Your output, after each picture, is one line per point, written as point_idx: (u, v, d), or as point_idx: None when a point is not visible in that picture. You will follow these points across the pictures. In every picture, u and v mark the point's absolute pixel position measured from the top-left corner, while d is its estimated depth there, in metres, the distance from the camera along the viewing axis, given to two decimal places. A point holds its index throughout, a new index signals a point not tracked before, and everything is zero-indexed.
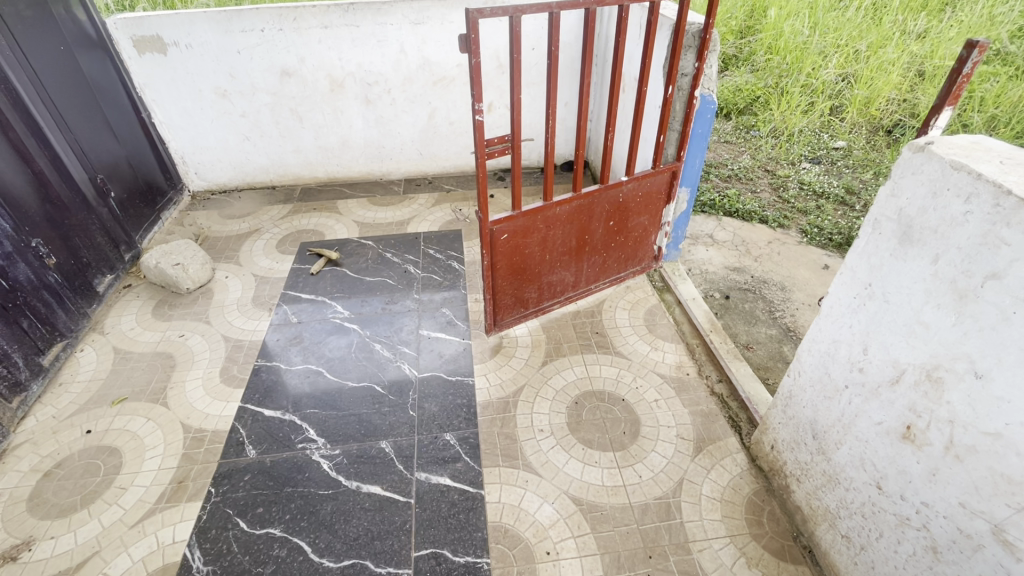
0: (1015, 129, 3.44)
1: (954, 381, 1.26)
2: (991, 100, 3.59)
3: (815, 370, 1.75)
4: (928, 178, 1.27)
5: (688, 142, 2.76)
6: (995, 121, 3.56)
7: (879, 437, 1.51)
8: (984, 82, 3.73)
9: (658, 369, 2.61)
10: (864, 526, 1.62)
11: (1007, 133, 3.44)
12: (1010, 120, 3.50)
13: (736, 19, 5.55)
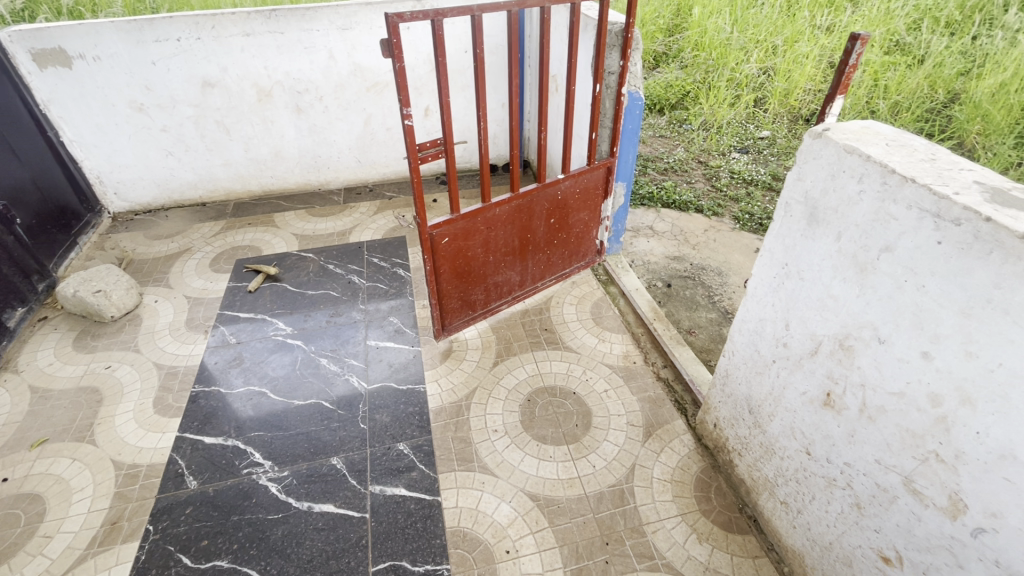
0: (915, 113, 3.74)
1: (862, 348, 1.37)
2: (892, 88, 3.88)
3: (746, 348, 1.85)
4: (826, 162, 1.37)
5: (620, 138, 2.84)
6: (897, 107, 3.86)
7: (805, 406, 1.61)
8: (885, 71, 4.03)
9: (606, 360, 2.68)
10: (799, 491, 1.72)
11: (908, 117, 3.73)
12: (910, 105, 3.81)
13: (663, 18, 5.78)
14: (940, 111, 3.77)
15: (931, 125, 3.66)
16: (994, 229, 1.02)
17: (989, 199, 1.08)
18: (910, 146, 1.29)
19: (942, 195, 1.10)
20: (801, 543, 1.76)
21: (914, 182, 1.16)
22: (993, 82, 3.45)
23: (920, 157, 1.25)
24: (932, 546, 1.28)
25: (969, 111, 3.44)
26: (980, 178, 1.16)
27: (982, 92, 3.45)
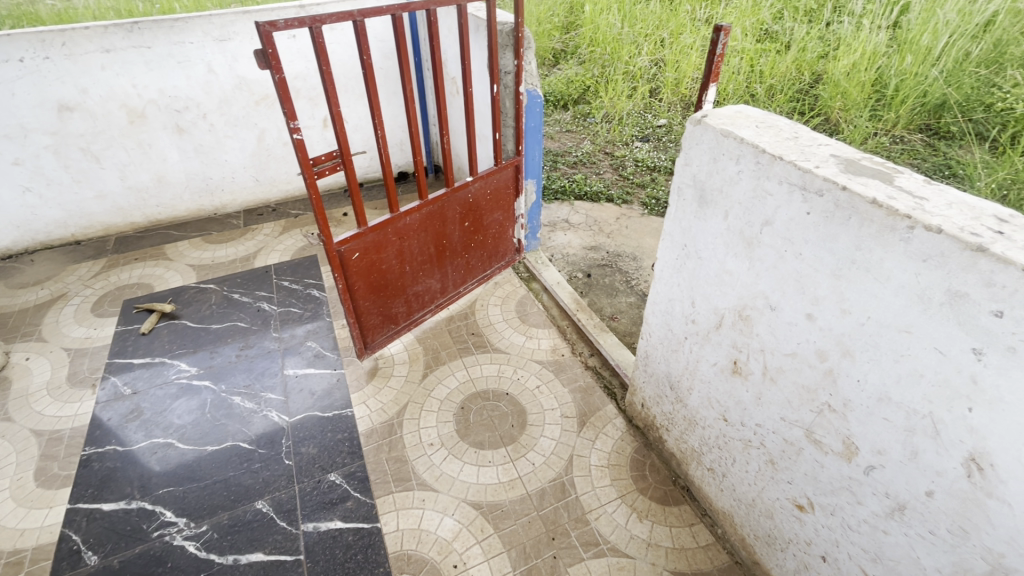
0: (787, 95, 4.11)
1: (758, 316, 1.47)
2: (766, 73, 4.25)
3: (661, 328, 1.93)
4: (708, 147, 1.46)
5: (524, 136, 2.87)
6: (772, 90, 4.22)
7: (718, 376, 1.71)
8: (760, 57, 4.40)
9: (536, 356, 2.70)
10: (722, 456, 1.82)
11: (782, 99, 4.07)
12: (783, 87, 4.18)
13: (558, 16, 6.20)
14: (808, 91, 4.15)
15: (801, 104, 4.01)
16: (850, 196, 1.12)
17: (844, 169, 1.19)
18: (777, 127, 1.40)
19: (806, 169, 1.21)
20: (729, 504, 1.87)
21: (782, 159, 1.26)
22: (848, 62, 3.78)
23: (785, 136, 1.36)
24: (835, 488, 1.39)
25: (831, 90, 3.76)
26: (836, 151, 1.28)
27: (839, 72, 3.77)
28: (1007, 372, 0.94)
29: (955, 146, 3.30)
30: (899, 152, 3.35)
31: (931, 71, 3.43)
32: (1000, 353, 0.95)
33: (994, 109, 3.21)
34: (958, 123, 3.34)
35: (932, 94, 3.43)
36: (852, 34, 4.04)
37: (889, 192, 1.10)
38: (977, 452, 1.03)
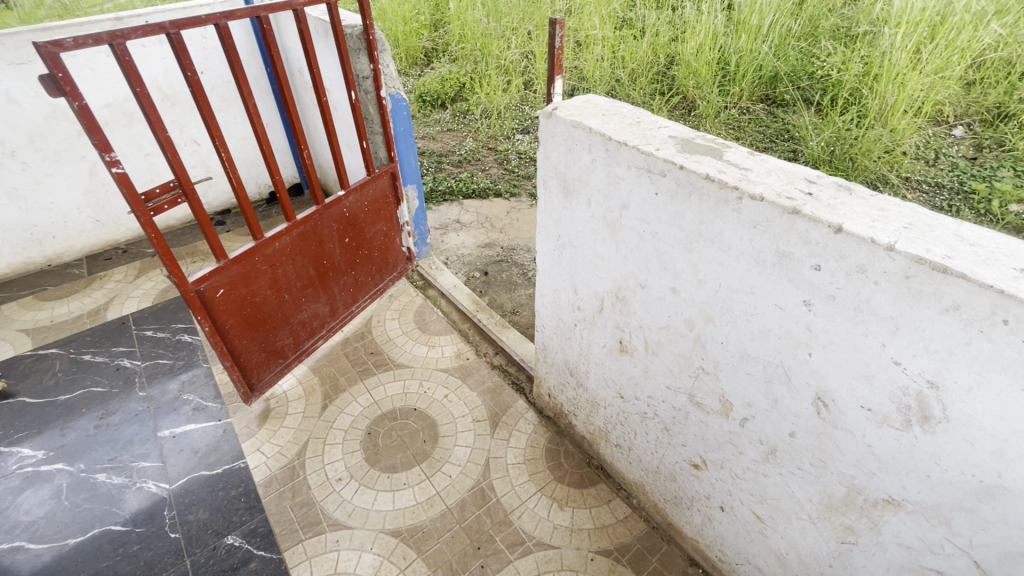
0: (648, 78, 4.36)
1: (633, 295, 1.53)
2: (627, 59, 4.48)
3: (553, 318, 1.97)
4: (563, 139, 1.49)
5: (394, 142, 2.77)
6: (635, 74, 4.45)
7: (608, 356, 1.77)
8: (619, 44, 4.63)
9: (440, 365, 2.64)
10: (625, 431, 1.90)
11: (643, 83, 4.32)
12: (643, 71, 4.42)
13: (424, 15, 6.28)
14: (665, 73, 4.43)
15: (661, 85, 4.27)
16: (687, 175, 1.19)
17: (680, 149, 1.27)
18: (621, 113, 1.46)
19: (648, 153, 1.26)
20: (639, 475, 1.95)
21: (626, 145, 1.31)
22: (695, 43, 4.03)
23: (629, 122, 1.41)
24: (720, 443, 1.50)
25: (683, 70, 4.02)
26: (673, 132, 1.36)
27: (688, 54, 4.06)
28: (832, 317, 1.05)
29: (790, 112, 3.67)
30: (746, 122, 3.69)
31: (762, 47, 3.76)
32: (824, 302, 1.05)
33: (815, 76, 3.63)
34: (791, 92, 3.73)
35: (766, 67, 3.77)
36: (695, 17, 4.35)
37: (720, 166, 1.19)
38: (821, 391, 1.15)
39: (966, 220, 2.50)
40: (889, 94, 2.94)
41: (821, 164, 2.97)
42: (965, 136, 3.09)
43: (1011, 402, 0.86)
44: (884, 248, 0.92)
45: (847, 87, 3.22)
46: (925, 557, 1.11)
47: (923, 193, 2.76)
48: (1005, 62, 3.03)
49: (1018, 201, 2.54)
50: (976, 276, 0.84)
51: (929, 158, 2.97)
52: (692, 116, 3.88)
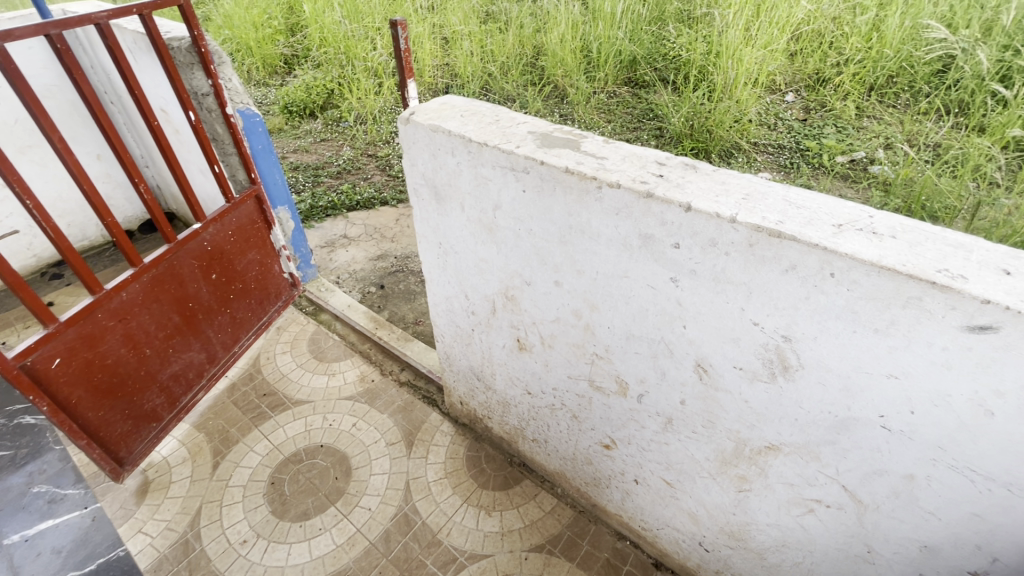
0: (518, 69, 4.40)
1: (520, 293, 1.53)
2: (497, 51, 4.48)
3: (450, 325, 1.92)
4: (425, 145, 1.44)
5: (252, 162, 2.52)
6: (506, 67, 4.47)
7: (509, 355, 1.77)
8: (486, 38, 4.62)
9: (344, 393, 2.48)
10: (539, 426, 1.91)
11: (515, 75, 4.35)
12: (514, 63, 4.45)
13: (276, 20, 5.85)
14: (534, 62, 4.48)
15: (533, 75, 4.32)
16: (548, 170, 1.19)
17: (540, 145, 1.26)
18: (479, 113, 1.43)
19: (509, 151, 1.25)
20: (559, 464, 1.97)
21: (487, 146, 1.28)
22: (558, 32, 4.19)
23: (488, 120, 1.39)
24: (624, 422, 1.55)
25: (551, 60, 4.14)
26: (532, 127, 1.35)
27: (553, 44, 4.18)
28: (697, 290, 1.11)
29: (652, 92, 3.87)
30: (615, 105, 3.82)
31: (618, 33, 3.96)
32: (688, 277, 1.10)
33: (668, 57, 3.87)
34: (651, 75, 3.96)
35: (624, 52, 3.96)
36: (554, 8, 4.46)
37: (578, 158, 1.20)
38: (700, 359, 1.21)
39: (804, 175, 2.76)
40: (730, 69, 3.20)
41: (684, 138, 3.20)
42: (795, 102, 3.35)
43: (848, 344, 0.96)
44: (728, 220, 0.98)
45: (696, 66, 3.52)
46: (806, 490, 1.22)
47: (769, 155, 3.02)
48: (821, 34, 3.38)
49: (842, 153, 2.79)
50: (804, 236, 0.91)
51: (770, 123, 3.24)
52: (564, 104, 3.97)
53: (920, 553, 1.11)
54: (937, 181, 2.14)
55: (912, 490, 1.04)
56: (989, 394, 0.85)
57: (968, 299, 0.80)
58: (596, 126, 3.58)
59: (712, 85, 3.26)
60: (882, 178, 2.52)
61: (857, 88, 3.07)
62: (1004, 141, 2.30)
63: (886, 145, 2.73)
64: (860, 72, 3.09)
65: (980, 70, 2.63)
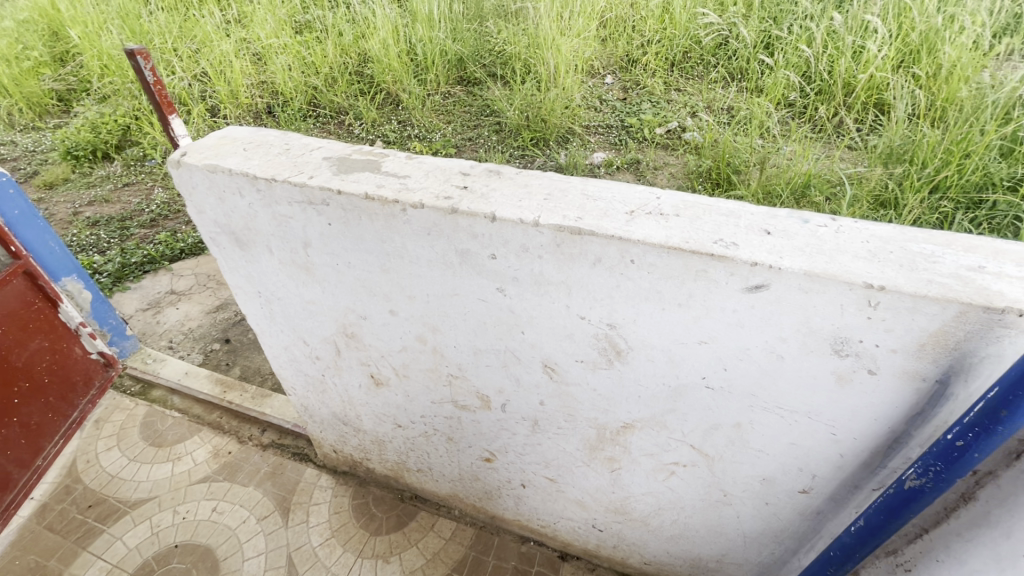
0: (346, 80, 3.69)
1: (359, 328, 1.41)
2: (319, 62, 3.73)
3: (298, 375, 1.74)
4: (207, 189, 1.25)
5: (8, 232, 2.02)
6: (332, 79, 3.73)
7: (367, 393, 1.64)
8: (304, 49, 3.84)
9: (196, 476, 2.14)
10: (419, 455, 1.81)
11: (343, 84, 3.65)
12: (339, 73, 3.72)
13: (37, 51, 4.82)
14: (363, 70, 3.76)
15: (362, 84, 3.67)
16: (348, 198, 1.10)
17: (336, 171, 1.15)
18: (266, 143, 1.28)
19: (301, 185, 1.12)
20: (449, 487, 1.90)
21: (276, 181, 1.14)
22: (378, 37, 3.60)
23: (276, 151, 1.24)
24: (496, 433, 1.52)
25: (377, 67, 3.55)
26: (328, 152, 1.24)
27: (377, 47, 3.57)
28: (523, 296, 1.09)
29: (483, 88, 3.46)
30: (452, 105, 3.37)
31: (437, 34, 3.54)
32: (512, 284, 1.08)
33: (494, 52, 3.52)
34: (484, 72, 3.56)
35: (449, 51, 3.51)
36: (372, 9, 3.81)
37: (378, 181, 1.12)
38: (545, 359, 1.21)
39: (631, 149, 2.68)
40: (548, 58, 3.03)
41: (522, 130, 2.94)
42: (613, 83, 3.20)
43: (661, 320, 1.00)
44: (532, 225, 0.97)
45: (519, 60, 3.28)
46: (664, 456, 1.29)
47: (599, 135, 2.88)
48: (623, 19, 3.36)
49: (660, 126, 2.74)
50: (601, 230, 0.93)
51: (595, 105, 3.04)
52: (400, 110, 3.43)
53: (762, 485, 1.23)
54: (735, 140, 2.31)
55: (741, 436, 1.14)
56: (776, 342, 0.94)
57: (741, 264, 0.87)
58: (435, 128, 3.19)
59: (536, 76, 3.13)
60: (693, 143, 2.54)
61: (661, 65, 3.12)
62: (781, 100, 2.49)
63: (697, 111, 2.79)
64: (661, 50, 3.14)
65: (751, 38, 2.88)
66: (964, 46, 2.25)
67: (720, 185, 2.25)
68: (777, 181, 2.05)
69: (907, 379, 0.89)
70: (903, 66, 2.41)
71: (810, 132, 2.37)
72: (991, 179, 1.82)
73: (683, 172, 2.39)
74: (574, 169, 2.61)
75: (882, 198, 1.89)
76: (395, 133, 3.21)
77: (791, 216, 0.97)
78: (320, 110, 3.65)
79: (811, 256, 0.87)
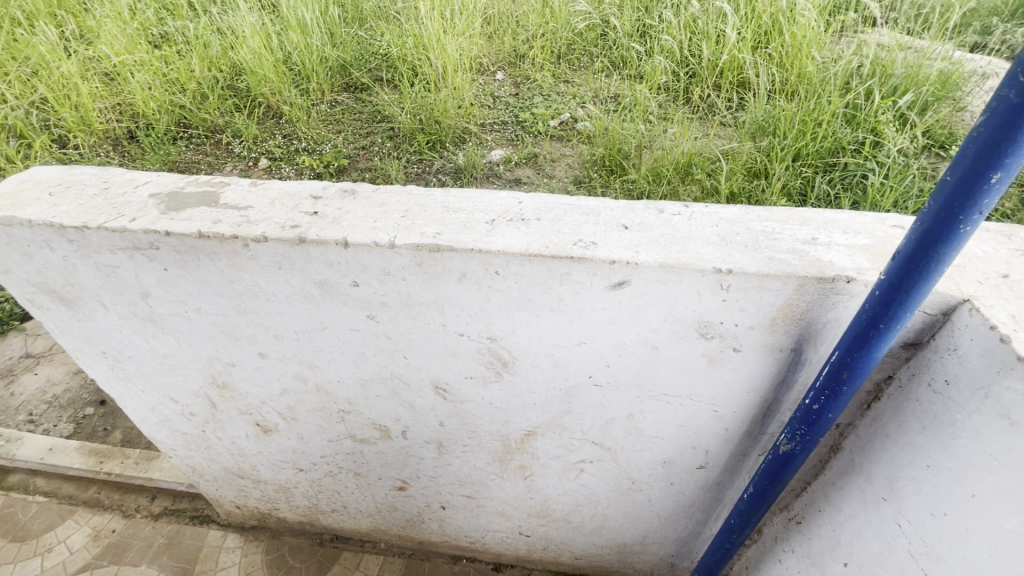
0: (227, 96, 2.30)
1: (231, 377, 1.27)
2: (184, 77, 2.30)
3: (175, 436, 1.55)
4: (7, 246, 1.06)
5: None
6: (205, 96, 2.31)
7: (258, 442, 1.50)
8: (162, 53, 2.40)
9: (74, 566, 1.87)
10: (330, 496, 1.69)
11: (215, 100, 2.25)
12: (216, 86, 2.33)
13: None
14: (238, 82, 2.34)
15: (242, 98, 2.30)
16: (179, 239, 0.97)
17: (165, 210, 1.01)
18: (79, 184, 1.10)
19: (120, 230, 0.98)
20: (370, 521, 1.79)
21: (88, 228, 0.98)
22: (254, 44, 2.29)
23: (90, 193, 1.07)
24: (403, 460, 1.44)
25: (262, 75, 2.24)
26: (155, 188, 1.09)
27: (250, 51, 2.28)
28: (397, 320, 1.03)
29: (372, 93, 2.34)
30: (341, 113, 2.24)
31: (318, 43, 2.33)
32: (382, 310, 1.01)
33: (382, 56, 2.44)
34: (374, 78, 2.40)
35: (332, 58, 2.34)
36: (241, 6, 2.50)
37: (215, 215, 0.99)
38: (435, 381, 1.16)
39: (528, 144, 2.06)
40: (436, 59, 2.22)
41: (416, 135, 2.11)
42: (506, 79, 2.43)
43: (537, 327, 0.98)
44: (388, 247, 0.90)
45: (404, 62, 2.35)
46: (570, 456, 1.29)
47: (499, 133, 2.16)
48: (506, 15, 2.61)
49: (556, 117, 2.17)
50: (460, 243, 0.89)
51: (488, 103, 2.28)
52: (284, 125, 2.18)
53: (664, 468, 1.26)
54: (621, 126, 1.99)
55: (636, 425, 1.15)
56: (648, 334, 0.95)
57: (600, 263, 0.86)
58: (326, 142, 2.10)
59: (423, 79, 2.27)
60: (586, 132, 2.05)
61: (548, 59, 2.43)
62: (658, 85, 2.23)
63: (587, 103, 2.22)
64: (545, 43, 2.46)
65: (625, 28, 2.45)
66: (808, 24, 2.21)
67: (614, 172, 1.90)
68: (662, 161, 1.81)
69: (766, 351, 0.94)
70: (760, 47, 2.31)
71: (687, 112, 2.15)
72: (840, 143, 1.81)
73: (575, 160, 1.99)
74: (471, 171, 1.95)
75: (754, 169, 1.79)
76: (281, 155, 2.05)
77: (647, 207, 0.99)
78: (192, 134, 2.22)
79: (665, 247, 0.88)
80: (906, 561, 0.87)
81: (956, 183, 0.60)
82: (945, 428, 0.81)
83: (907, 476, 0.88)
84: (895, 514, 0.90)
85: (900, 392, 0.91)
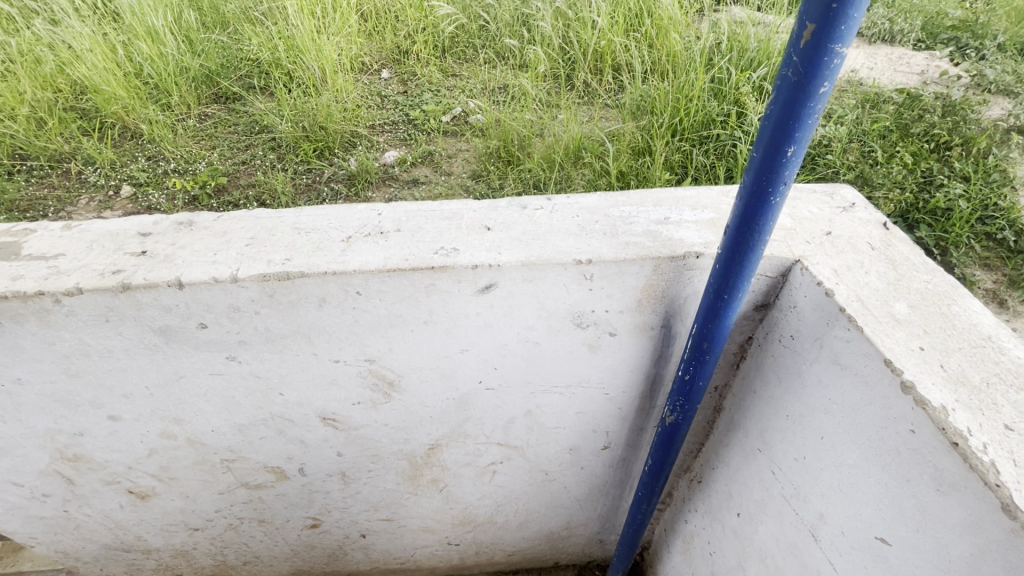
0: (69, 118, 1.86)
1: (82, 447, 1.11)
2: (11, 100, 1.80)
3: (30, 522, 1.33)
4: None
5: None
6: (43, 121, 1.85)
7: (135, 510, 1.33)
8: None
9: None
10: (237, 548, 1.55)
11: (55, 123, 1.81)
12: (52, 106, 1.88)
13: None
14: (84, 101, 1.91)
15: (87, 119, 1.88)
16: None
17: None
18: None
19: None
20: (288, 565, 1.67)
21: None
22: (96, 58, 1.90)
23: None
24: (307, 497, 1.34)
25: (109, 93, 1.86)
26: None
27: (89, 65, 1.89)
28: (261, 357, 0.94)
29: (243, 104, 2.03)
30: (213, 128, 1.92)
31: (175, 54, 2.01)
32: (242, 349, 0.92)
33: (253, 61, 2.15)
34: (247, 86, 2.10)
35: (193, 68, 2.02)
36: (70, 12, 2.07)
37: (14, 270, 0.85)
38: (322, 412, 1.08)
39: (421, 142, 1.92)
40: (311, 62, 2.02)
41: (302, 143, 1.86)
42: (393, 77, 2.26)
43: (415, 341, 0.94)
44: (230, 281, 0.82)
45: (280, 69, 2.09)
46: (479, 461, 1.27)
47: (389, 131, 1.98)
48: (382, 10, 2.44)
49: (447, 112, 2.04)
50: (312, 268, 0.83)
51: (374, 101, 2.09)
52: (145, 146, 1.82)
53: (571, 455, 1.28)
54: (510, 116, 1.94)
55: (536, 420, 1.16)
56: (527, 331, 0.94)
57: (463, 269, 0.84)
58: (200, 160, 1.79)
59: (299, 83, 2.06)
60: (479, 124, 1.95)
61: (432, 54, 2.31)
62: (541, 73, 2.19)
63: (476, 95, 2.10)
64: (427, 37, 2.33)
65: (504, 18, 2.39)
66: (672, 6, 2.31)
67: (510, 163, 1.84)
68: (553, 149, 1.80)
69: (640, 331, 0.97)
70: (631, 30, 2.38)
71: (574, 97, 2.15)
72: (710, 116, 1.91)
73: (471, 154, 1.90)
74: (365, 177, 1.76)
75: (638, 147, 1.84)
76: (148, 181, 1.70)
77: (511, 204, 0.97)
78: (31, 169, 1.74)
79: (528, 244, 0.87)
80: (781, 504, 0.94)
81: (762, 158, 0.63)
82: (795, 379, 0.88)
83: (774, 427, 0.95)
84: (768, 462, 0.97)
85: (759, 351, 0.98)
